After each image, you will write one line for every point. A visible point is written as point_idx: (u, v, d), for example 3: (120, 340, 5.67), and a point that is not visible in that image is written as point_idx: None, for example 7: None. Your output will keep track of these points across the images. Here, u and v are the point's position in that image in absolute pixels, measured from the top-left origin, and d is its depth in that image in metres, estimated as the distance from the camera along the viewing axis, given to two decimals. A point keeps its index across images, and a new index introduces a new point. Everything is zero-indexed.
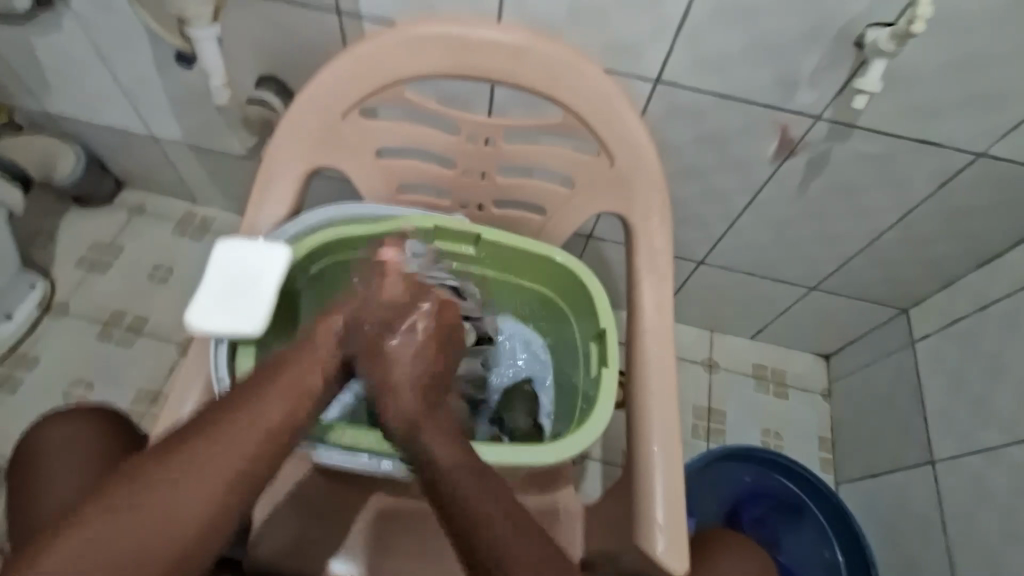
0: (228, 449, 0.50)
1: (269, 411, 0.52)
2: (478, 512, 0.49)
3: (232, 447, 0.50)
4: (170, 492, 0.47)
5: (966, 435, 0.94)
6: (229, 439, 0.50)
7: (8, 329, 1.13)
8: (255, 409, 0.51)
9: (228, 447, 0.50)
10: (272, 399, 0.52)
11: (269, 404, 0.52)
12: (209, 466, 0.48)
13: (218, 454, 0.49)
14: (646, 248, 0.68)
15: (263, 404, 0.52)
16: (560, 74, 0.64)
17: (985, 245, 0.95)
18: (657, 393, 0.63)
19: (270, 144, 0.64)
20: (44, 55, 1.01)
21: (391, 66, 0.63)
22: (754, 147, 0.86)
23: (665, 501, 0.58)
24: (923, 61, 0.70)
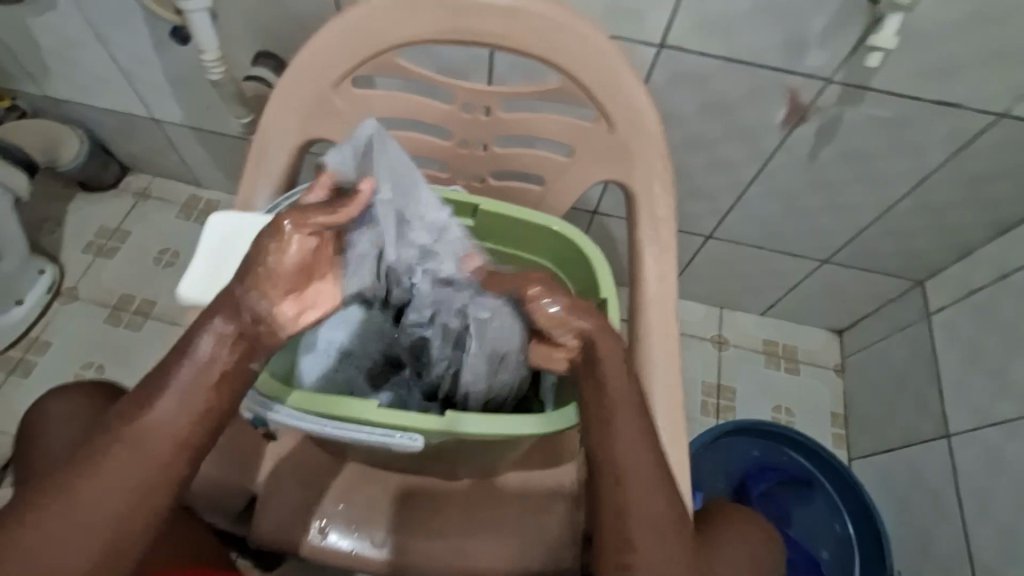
0: (118, 472, 0.43)
1: (164, 420, 0.44)
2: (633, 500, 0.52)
3: (123, 467, 0.43)
4: (57, 528, 0.41)
5: (982, 408, 0.92)
6: (120, 454, 0.43)
7: (21, 311, 1.15)
8: (139, 430, 0.44)
9: (119, 470, 0.43)
10: (165, 404, 0.44)
11: (162, 412, 0.44)
12: (91, 498, 0.42)
13: (107, 476, 0.43)
14: (648, 216, 0.66)
15: (153, 415, 0.44)
16: (557, 35, 0.61)
17: (1005, 213, 0.91)
18: (660, 363, 0.61)
19: (263, 115, 0.63)
20: (42, 37, 1.00)
21: (383, 33, 0.61)
22: (762, 113, 0.83)
23: (666, 471, 0.57)
24: (940, 17, 0.67)
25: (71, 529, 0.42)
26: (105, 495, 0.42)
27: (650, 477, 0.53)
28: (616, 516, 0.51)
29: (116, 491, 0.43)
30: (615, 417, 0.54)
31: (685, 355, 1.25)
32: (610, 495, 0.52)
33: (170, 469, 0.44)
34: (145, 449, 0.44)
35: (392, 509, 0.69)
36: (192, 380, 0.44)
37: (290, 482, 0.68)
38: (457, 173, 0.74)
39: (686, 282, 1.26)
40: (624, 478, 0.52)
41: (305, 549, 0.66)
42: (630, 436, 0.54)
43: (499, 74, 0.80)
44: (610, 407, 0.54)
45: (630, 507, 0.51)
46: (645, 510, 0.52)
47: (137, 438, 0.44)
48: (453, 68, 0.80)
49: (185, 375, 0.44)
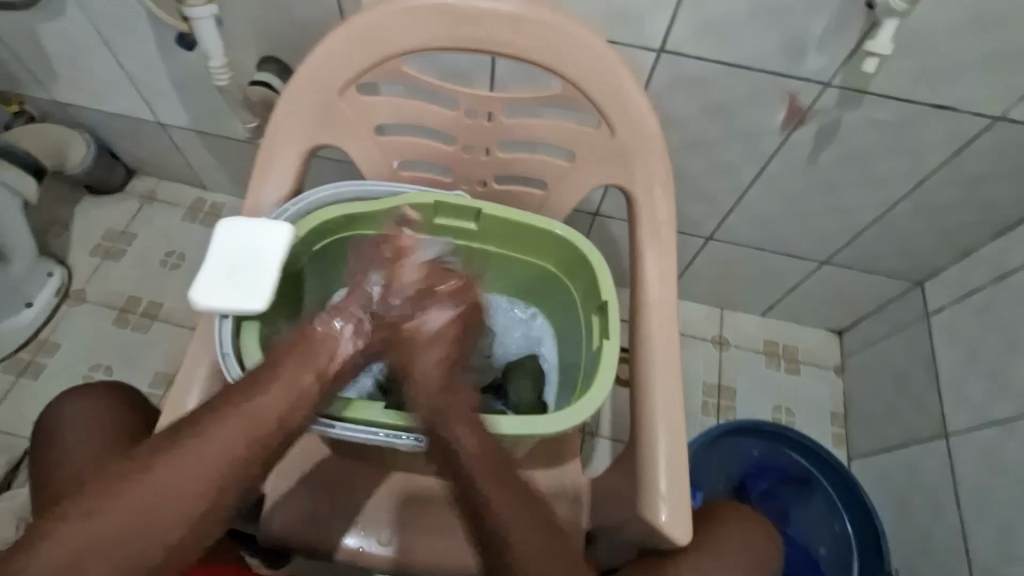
0: (218, 446, 0.50)
1: (266, 408, 0.52)
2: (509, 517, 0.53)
3: (225, 441, 0.50)
4: (165, 483, 0.48)
5: (980, 407, 0.93)
6: (238, 420, 0.51)
7: (29, 314, 1.16)
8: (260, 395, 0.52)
9: (220, 443, 0.50)
10: (274, 393, 0.52)
11: (266, 400, 0.52)
12: (210, 450, 0.50)
13: (225, 431, 0.50)
14: (649, 220, 0.67)
15: (262, 400, 0.52)
16: (559, 42, 0.62)
17: (1003, 214, 0.92)
18: (661, 363, 0.62)
19: (271, 122, 0.65)
20: (50, 42, 1.01)
21: (388, 41, 0.62)
22: (761, 116, 0.84)
23: (667, 470, 0.58)
24: (938, 21, 0.68)
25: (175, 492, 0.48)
26: (207, 464, 0.49)
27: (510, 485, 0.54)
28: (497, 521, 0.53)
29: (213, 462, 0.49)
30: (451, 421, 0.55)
31: (686, 355, 1.26)
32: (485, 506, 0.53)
33: (263, 448, 0.52)
34: (241, 432, 0.51)
35: (397, 508, 0.70)
36: (296, 384, 0.54)
37: (297, 483, 0.69)
38: (460, 177, 0.75)
39: (686, 283, 1.27)
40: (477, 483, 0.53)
41: (312, 545, 0.67)
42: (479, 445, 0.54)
43: (500, 79, 0.81)
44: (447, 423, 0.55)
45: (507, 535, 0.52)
46: (514, 520, 0.53)
47: (244, 421, 0.51)
48: (456, 73, 0.81)
49: (288, 379, 0.53)
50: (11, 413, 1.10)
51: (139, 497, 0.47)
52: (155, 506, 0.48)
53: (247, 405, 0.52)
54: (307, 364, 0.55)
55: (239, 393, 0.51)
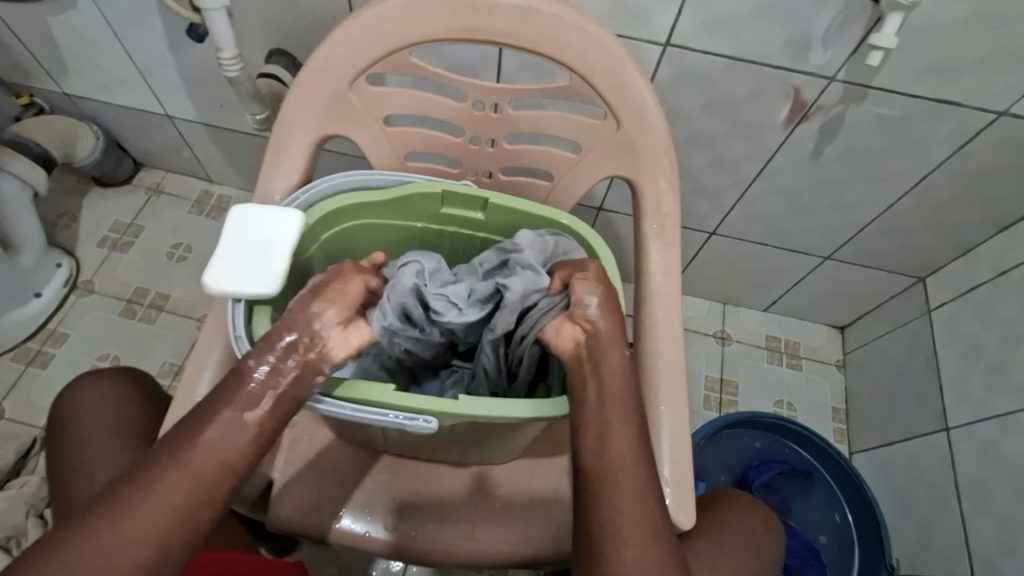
0: (158, 503, 0.45)
1: (209, 455, 0.47)
2: (616, 518, 0.50)
3: (166, 497, 0.45)
4: (127, 522, 0.44)
5: (981, 402, 0.93)
6: (202, 443, 0.47)
7: (38, 305, 1.17)
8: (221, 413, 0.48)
9: (183, 472, 0.46)
10: (215, 436, 0.48)
11: (208, 447, 0.47)
12: (174, 480, 0.46)
13: (189, 458, 0.47)
14: (654, 212, 0.67)
15: (204, 445, 0.47)
16: (567, 34, 0.63)
17: (1005, 210, 0.92)
18: (666, 354, 0.63)
19: (281, 112, 0.65)
20: (61, 35, 1.02)
21: (397, 33, 0.63)
22: (765, 112, 0.85)
23: (670, 457, 0.59)
24: (942, 16, 0.68)
25: (112, 557, 0.43)
26: (147, 523, 0.44)
27: (631, 478, 0.51)
28: (599, 522, 0.50)
29: (152, 520, 0.44)
30: (606, 412, 0.54)
31: (688, 350, 1.27)
32: (599, 498, 0.51)
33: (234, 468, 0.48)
34: (188, 483, 0.46)
35: (401, 495, 0.71)
36: (241, 423, 0.49)
37: (303, 469, 0.70)
38: (467, 169, 0.76)
39: (688, 279, 1.28)
40: (605, 481, 0.51)
41: (316, 530, 0.68)
42: (620, 445, 0.53)
43: (507, 72, 0.82)
44: (597, 424, 0.53)
45: (612, 531, 0.50)
46: (628, 516, 0.50)
47: (185, 471, 0.46)
48: (463, 66, 0.83)
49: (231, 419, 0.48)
50: (20, 403, 1.11)
51: (98, 539, 0.43)
52: (116, 548, 0.43)
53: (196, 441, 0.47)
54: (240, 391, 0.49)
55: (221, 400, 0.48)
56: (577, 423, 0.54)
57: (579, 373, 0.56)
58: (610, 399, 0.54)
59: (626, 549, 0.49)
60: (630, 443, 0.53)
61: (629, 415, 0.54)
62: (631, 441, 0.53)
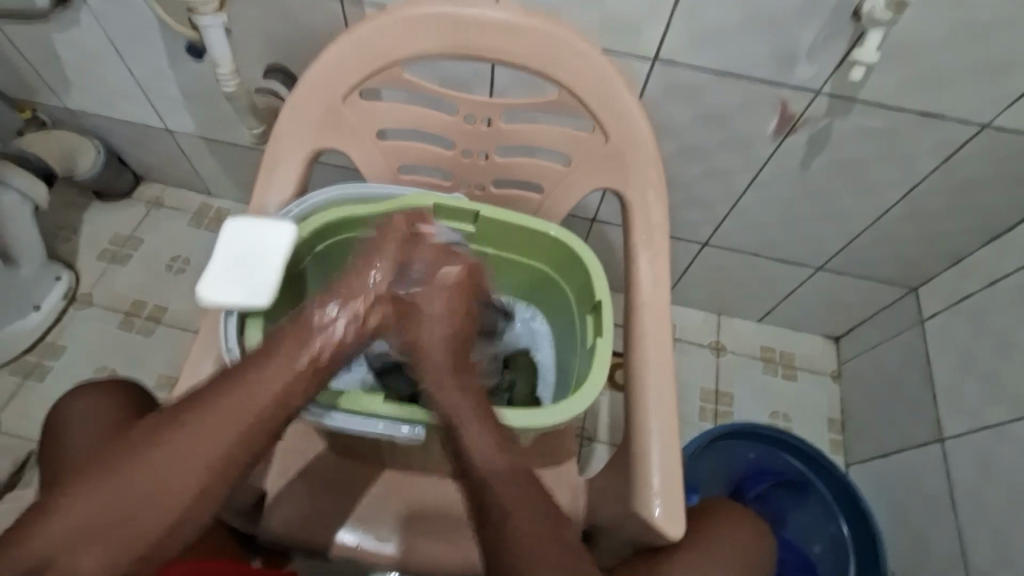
0: (203, 440, 0.50)
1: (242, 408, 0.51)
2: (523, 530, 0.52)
3: (208, 436, 0.50)
4: (190, 440, 0.50)
5: (975, 411, 0.93)
6: (257, 385, 0.52)
7: (36, 317, 1.18)
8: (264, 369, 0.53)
9: (235, 404, 0.51)
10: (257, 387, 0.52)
11: (262, 385, 0.52)
12: (226, 416, 0.51)
13: (245, 390, 0.52)
14: (643, 223, 0.69)
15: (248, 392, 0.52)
16: (556, 49, 0.64)
17: (993, 220, 0.94)
18: (655, 365, 0.64)
19: (277, 126, 0.67)
20: (64, 51, 1.04)
21: (390, 49, 0.64)
22: (754, 125, 0.86)
23: (661, 467, 0.60)
24: (924, 31, 0.70)
25: (171, 471, 0.49)
26: (205, 443, 0.50)
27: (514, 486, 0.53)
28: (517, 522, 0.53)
29: (197, 455, 0.49)
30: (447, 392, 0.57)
31: (684, 360, 1.28)
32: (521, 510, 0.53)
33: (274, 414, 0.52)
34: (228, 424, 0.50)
35: (394, 506, 0.71)
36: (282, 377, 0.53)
37: (296, 481, 0.71)
38: (460, 181, 0.77)
39: (682, 290, 1.28)
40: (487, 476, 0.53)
41: (314, 542, 0.68)
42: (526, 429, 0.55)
43: (500, 86, 0.84)
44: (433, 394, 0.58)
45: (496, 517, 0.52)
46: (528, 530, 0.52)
47: (238, 403, 0.51)
48: (457, 80, 0.84)
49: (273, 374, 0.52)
50: (17, 414, 1.11)
51: (167, 447, 0.49)
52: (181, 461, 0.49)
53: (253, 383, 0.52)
54: (286, 358, 0.53)
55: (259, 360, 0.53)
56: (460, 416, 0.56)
57: (433, 373, 0.59)
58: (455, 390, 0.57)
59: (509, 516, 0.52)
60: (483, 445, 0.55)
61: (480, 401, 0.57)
62: (482, 423, 0.56)
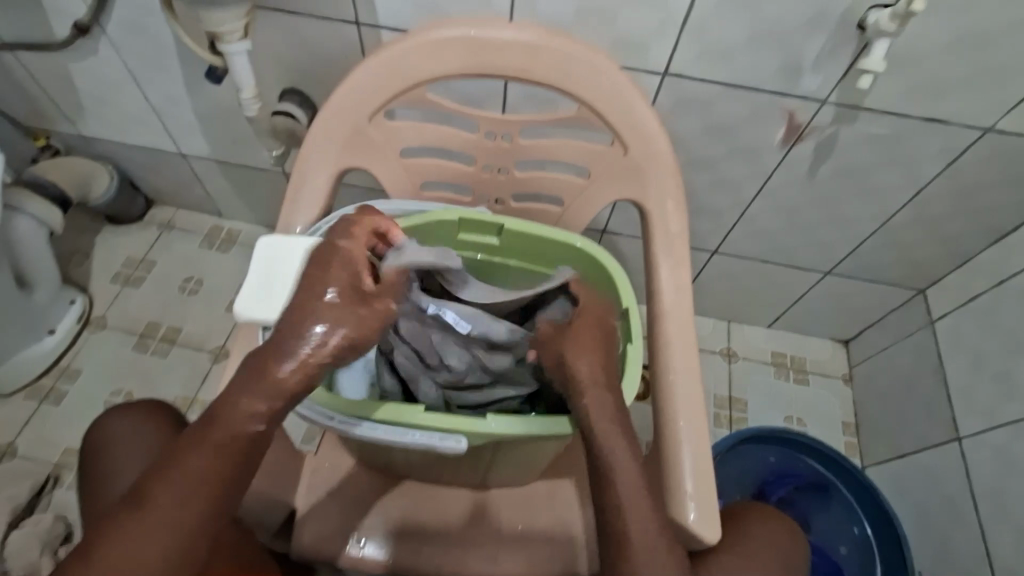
0: (156, 538, 0.45)
1: (235, 424, 0.48)
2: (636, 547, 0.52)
3: (196, 469, 0.47)
4: (175, 492, 0.47)
5: (990, 410, 0.94)
6: (228, 416, 0.48)
7: (51, 341, 1.18)
8: (232, 394, 0.49)
9: (213, 445, 0.48)
10: (185, 470, 0.47)
11: (231, 411, 0.48)
12: (206, 455, 0.47)
13: (215, 428, 0.48)
14: (663, 232, 0.70)
15: (178, 481, 0.47)
16: (574, 67, 0.66)
17: (996, 222, 0.96)
18: (681, 371, 0.65)
19: (302, 147, 0.68)
20: (81, 79, 1.06)
21: (412, 69, 0.66)
22: (761, 134, 0.89)
23: (692, 471, 0.60)
24: (926, 40, 0.72)
25: (160, 525, 0.46)
26: (190, 489, 0.47)
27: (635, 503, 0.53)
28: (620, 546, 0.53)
29: (169, 523, 0.46)
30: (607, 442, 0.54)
31: None
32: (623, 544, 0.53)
33: (253, 441, 0.49)
34: (202, 478, 0.47)
35: (425, 520, 0.73)
36: (217, 449, 0.48)
37: (325, 498, 0.72)
38: (479, 197, 0.79)
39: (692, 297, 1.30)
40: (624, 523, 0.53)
41: (349, 561, 0.69)
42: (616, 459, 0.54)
43: (512, 103, 0.86)
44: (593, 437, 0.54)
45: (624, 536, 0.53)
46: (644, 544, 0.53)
47: (216, 438, 0.48)
48: (470, 99, 0.87)
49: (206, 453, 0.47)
50: (34, 441, 1.11)
51: (152, 506, 0.46)
52: (170, 513, 0.46)
53: (233, 408, 0.48)
54: (228, 416, 0.48)
55: (231, 384, 0.49)
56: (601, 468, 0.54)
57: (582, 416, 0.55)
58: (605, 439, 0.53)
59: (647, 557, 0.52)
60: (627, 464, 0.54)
61: (629, 435, 0.55)
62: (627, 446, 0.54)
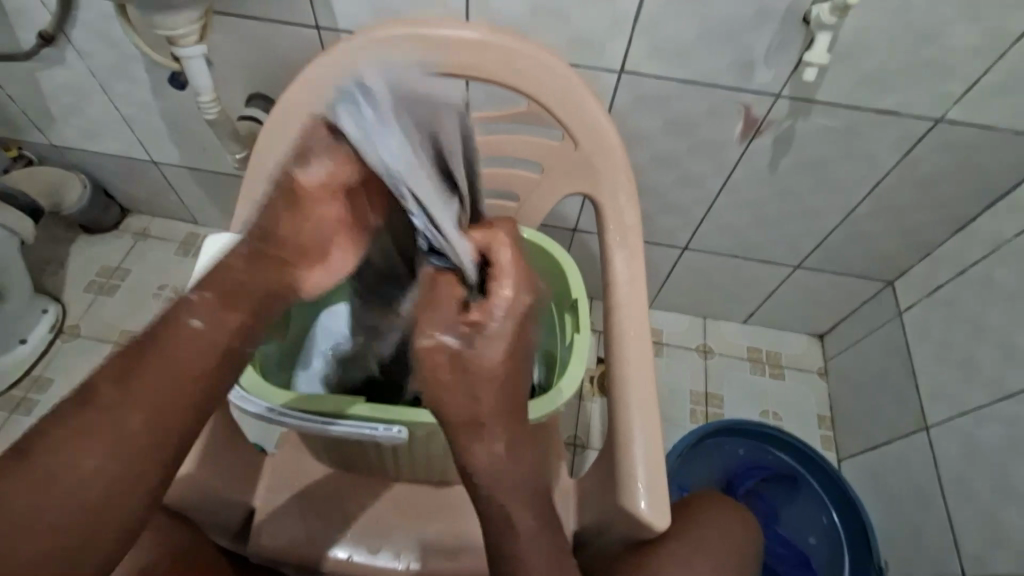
0: (88, 461, 0.42)
1: (194, 339, 0.47)
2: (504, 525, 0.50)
3: (147, 382, 0.45)
4: (121, 407, 0.44)
5: (956, 398, 0.95)
6: (187, 335, 0.47)
7: (22, 351, 1.18)
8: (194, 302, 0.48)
9: (173, 358, 0.46)
10: (129, 392, 0.44)
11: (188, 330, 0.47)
12: (162, 371, 0.46)
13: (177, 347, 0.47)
14: (618, 225, 0.71)
15: (120, 402, 0.44)
16: (522, 63, 0.67)
17: (956, 212, 0.97)
18: (635, 362, 0.65)
19: (256, 147, 0.69)
20: (49, 89, 1.07)
21: (364, 69, 0.67)
22: (720, 130, 0.90)
23: (645, 461, 0.60)
24: (870, 34, 0.74)
25: (104, 442, 0.43)
26: (139, 405, 0.44)
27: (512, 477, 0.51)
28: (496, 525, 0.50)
29: (113, 437, 0.43)
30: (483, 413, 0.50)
31: (672, 365, 1.29)
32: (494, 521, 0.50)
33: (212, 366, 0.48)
34: (152, 394, 0.45)
35: (387, 517, 0.73)
36: (165, 375, 0.46)
37: (285, 496, 0.72)
38: None
39: (666, 295, 1.30)
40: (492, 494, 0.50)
41: (308, 559, 0.69)
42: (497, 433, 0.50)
43: (474, 102, 0.87)
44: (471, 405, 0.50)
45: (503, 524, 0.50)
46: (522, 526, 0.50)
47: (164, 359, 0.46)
48: None
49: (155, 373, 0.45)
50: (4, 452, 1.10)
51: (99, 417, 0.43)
52: (116, 428, 0.43)
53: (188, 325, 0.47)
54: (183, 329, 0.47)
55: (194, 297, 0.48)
56: (454, 441, 0.50)
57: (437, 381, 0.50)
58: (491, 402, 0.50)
59: (517, 525, 0.50)
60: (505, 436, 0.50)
61: (512, 404, 0.51)
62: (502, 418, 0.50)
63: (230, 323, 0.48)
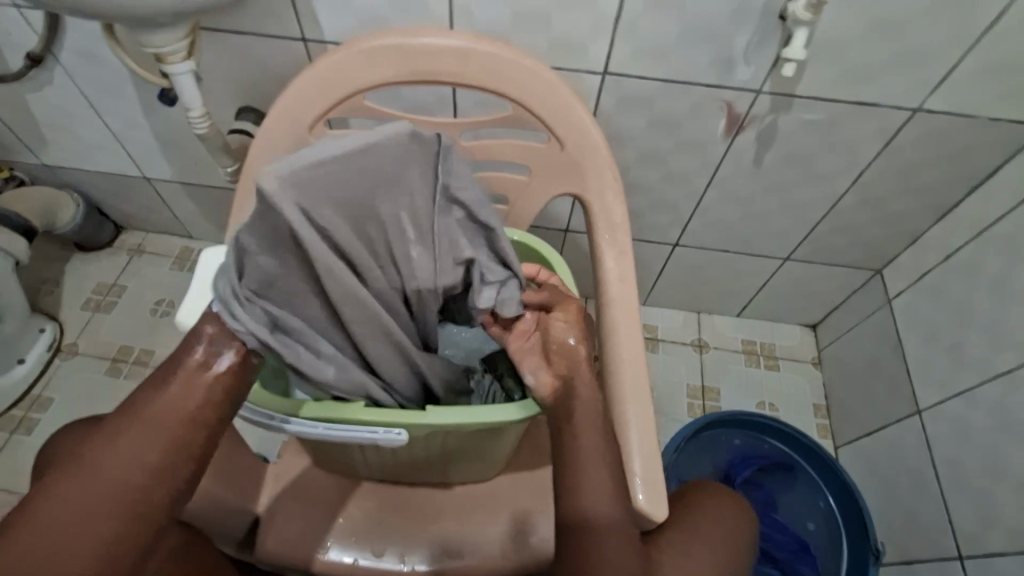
0: (89, 512, 0.45)
1: (174, 398, 0.50)
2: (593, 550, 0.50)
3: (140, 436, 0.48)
4: (120, 461, 0.47)
5: (945, 380, 0.97)
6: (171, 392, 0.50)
7: (21, 371, 1.18)
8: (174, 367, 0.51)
9: (159, 412, 0.49)
10: (125, 445, 0.48)
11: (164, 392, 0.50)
12: (150, 427, 0.48)
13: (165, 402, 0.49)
14: (606, 223, 0.72)
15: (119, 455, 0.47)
16: (505, 69, 0.68)
17: (938, 198, 0.99)
18: (630, 358, 0.66)
19: (247, 159, 0.70)
20: (38, 109, 1.07)
21: (350, 79, 0.68)
22: (704, 127, 0.91)
23: (640, 451, 0.62)
24: (845, 27, 0.75)
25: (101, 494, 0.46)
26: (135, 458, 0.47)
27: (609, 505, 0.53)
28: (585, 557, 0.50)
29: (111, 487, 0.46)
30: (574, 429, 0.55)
31: (668, 360, 1.30)
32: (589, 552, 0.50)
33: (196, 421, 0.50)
34: (145, 447, 0.48)
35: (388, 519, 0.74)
36: (155, 431, 0.48)
37: (285, 502, 0.73)
38: None
39: (660, 291, 1.32)
40: (596, 530, 0.51)
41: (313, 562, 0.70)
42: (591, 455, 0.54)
43: (461, 109, 0.88)
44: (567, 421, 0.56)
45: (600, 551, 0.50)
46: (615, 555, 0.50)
47: (151, 416, 0.49)
48: (419, 106, 0.89)
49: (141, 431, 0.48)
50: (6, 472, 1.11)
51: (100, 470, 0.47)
52: (115, 480, 0.46)
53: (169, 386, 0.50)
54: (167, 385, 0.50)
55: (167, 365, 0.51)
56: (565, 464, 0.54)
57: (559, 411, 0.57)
58: (584, 420, 0.55)
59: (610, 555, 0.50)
60: (595, 443, 0.54)
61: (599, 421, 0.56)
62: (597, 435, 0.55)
63: (201, 389, 0.50)
